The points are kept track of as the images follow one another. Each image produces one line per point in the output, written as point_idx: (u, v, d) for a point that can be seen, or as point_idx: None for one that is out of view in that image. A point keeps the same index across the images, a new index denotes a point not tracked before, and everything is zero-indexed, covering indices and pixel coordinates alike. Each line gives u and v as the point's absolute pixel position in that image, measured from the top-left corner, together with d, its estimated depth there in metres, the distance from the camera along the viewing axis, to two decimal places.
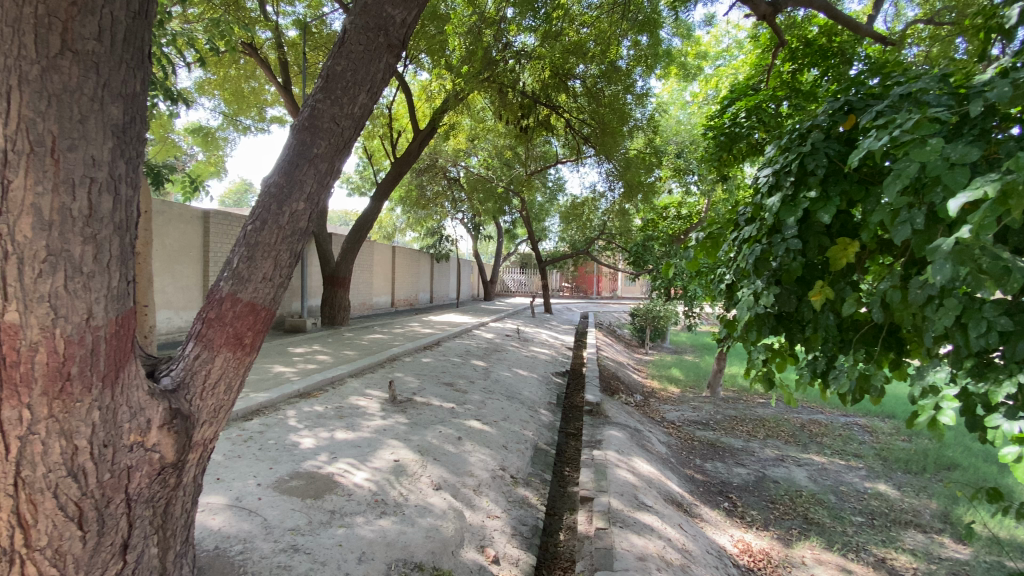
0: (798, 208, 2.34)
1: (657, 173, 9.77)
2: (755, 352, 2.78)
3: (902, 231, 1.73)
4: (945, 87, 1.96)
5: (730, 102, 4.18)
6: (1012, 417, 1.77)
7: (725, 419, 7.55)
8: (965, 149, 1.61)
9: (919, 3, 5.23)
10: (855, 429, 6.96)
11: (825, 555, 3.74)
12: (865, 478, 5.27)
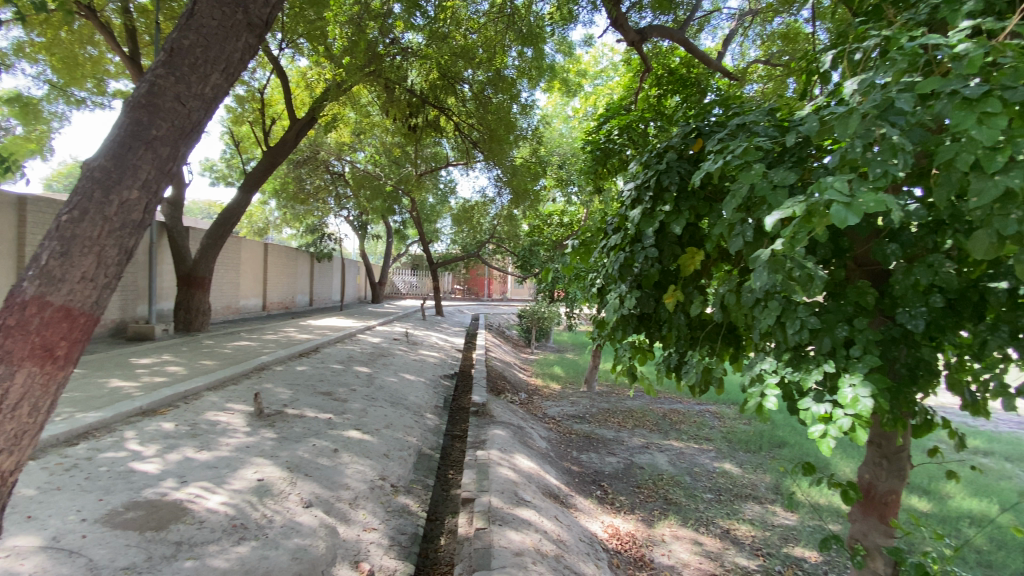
0: (656, 220, 2.60)
1: (543, 181, 10.19)
2: (621, 349, 3.02)
3: (737, 243, 2.00)
4: (771, 120, 2.31)
5: (605, 119, 4.31)
6: (818, 400, 2.09)
7: (600, 412, 8.10)
8: (784, 174, 1.89)
9: (758, 47, 6.09)
10: (707, 416, 7.88)
11: (681, 531, 4.17)
12: (713, 458, 6.00)
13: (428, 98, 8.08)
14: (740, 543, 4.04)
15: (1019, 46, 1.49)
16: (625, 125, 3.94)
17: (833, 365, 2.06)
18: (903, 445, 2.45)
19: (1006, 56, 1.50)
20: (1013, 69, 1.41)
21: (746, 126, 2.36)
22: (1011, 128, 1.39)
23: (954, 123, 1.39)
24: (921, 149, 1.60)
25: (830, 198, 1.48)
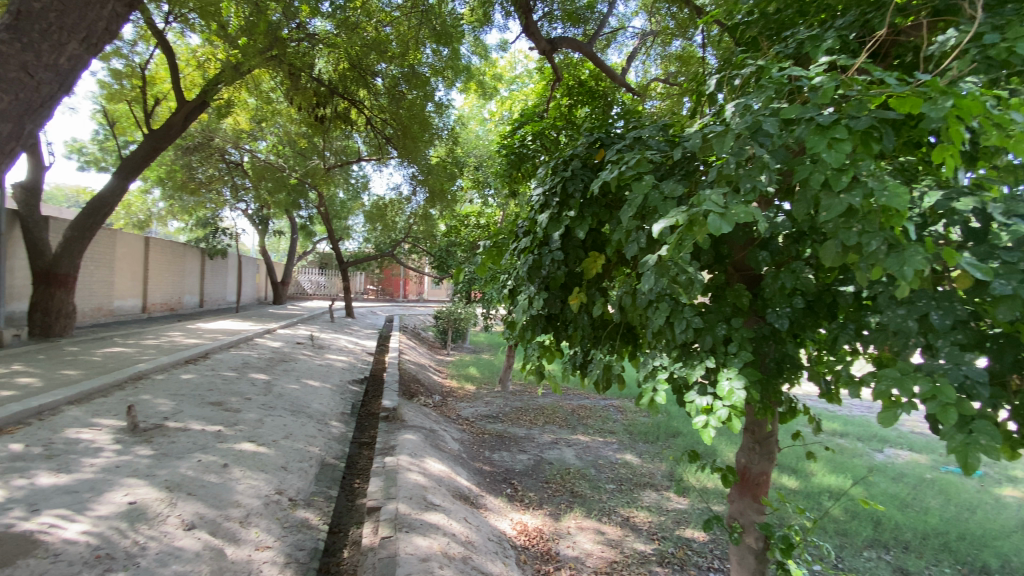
0: (562, 224, 2.69)
1: (459, 182, 10.16)
2: (530, 349, 3.09)
3: (631, 249, 2.14)
4: (663, 136, 2.49)
5: (520, 125, 4.47)
6: (701, 393, 2.30)
7: (512, 411, 8.23)
8: (673, 187, 2.05)
9: (657, 67, 6.55)
10: (612, 411, 8.31)
11: (585, 522, 4.36)
12: (616, 450, 6.34)
13: (337, 88, 7.65)
14: (638, 529, 4.30)
15: (859, 82, 1.74)
16: (538, 131, 4.06)
17: (713, 360, 2.27)
18: (772, 431, 2.75)
19: (849, 90, 1.74)
20: (856, 101, 1.64)
21: (642, 138, 2.52)
22: (853, 153, 1.62)
23: (809, 146, 1.59)
24: (785, 167, 1.81)
25: (707, 208, 1.62)
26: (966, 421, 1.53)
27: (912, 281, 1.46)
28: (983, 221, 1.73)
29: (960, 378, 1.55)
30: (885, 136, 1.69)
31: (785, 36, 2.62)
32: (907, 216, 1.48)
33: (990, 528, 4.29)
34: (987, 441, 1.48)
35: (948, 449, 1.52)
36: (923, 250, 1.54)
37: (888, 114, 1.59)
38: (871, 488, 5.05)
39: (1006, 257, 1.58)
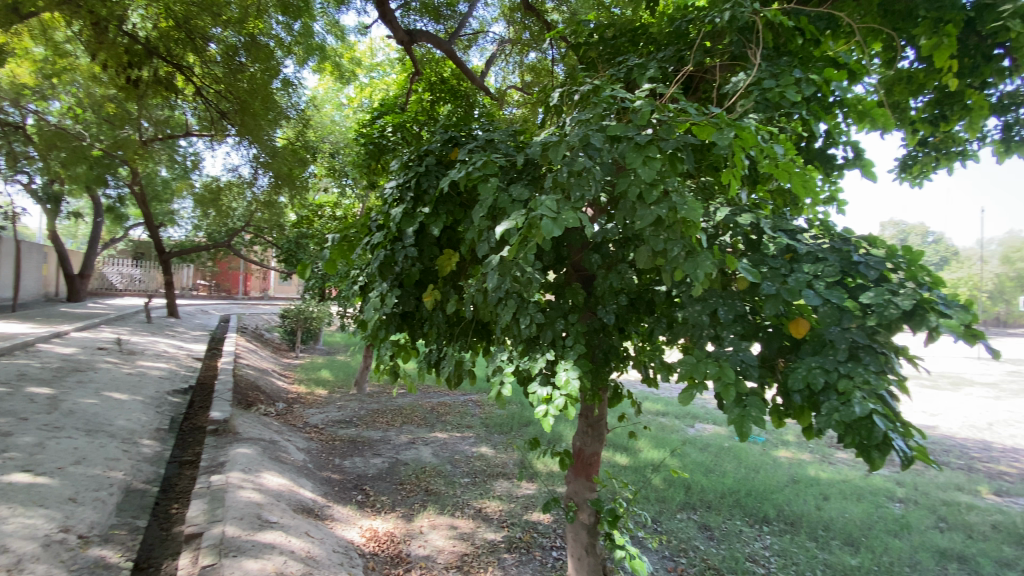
0: (415, 220, 2.64)
1: (312, 169, 9.41)
2: (383, 349, 2.99)
3: (481, 247, 2.19)
4: (513, 140, 2.59)
5: (380, 114, 4.27)
6: (543, 384, 2.45)
7: (367, 413, 7.89)
8: (521, 191, 2.14)
9: (516, 74, 6.80)
10: (469, 406, 8.46)
11: (438, 520, 4.37)
12: (472, 444, 6.47)
13: (156, 50, 6.44)
14: (489, 519, 4.45)
15: (671, 108, 2.01)
16: (398, 124, 3.89)
17: (553, 353, 2.44)
18: (602, 414, 3.04)
19: (662, 114, 1.99)
20: (666, 125, 1.89)
21: (493, 141, 2.60)
22: (663, 169, 1.86)
23: (629, 161, 1.79)
24: (612, 178, 2.01)
25: (542, 213, 1.74)
26: (742, 397, 1.86)
27: (703, 282, 1.73)
28: (758, 232, 2.11)
29: (738, 363, 1.88)
30: (688, 157, 1.97)
31: (619, 60, 2.91)
32: (700, 227, 1.75)
33: (767, 483, 5.31)
34: (756, 412, 1.82)
35: (729, 421, 1.84)
36: (712, 256, 1.84)
37: (690, 138, 1.86)
38: (686, 459, 5.90)
39: (771, 263, 1.95)
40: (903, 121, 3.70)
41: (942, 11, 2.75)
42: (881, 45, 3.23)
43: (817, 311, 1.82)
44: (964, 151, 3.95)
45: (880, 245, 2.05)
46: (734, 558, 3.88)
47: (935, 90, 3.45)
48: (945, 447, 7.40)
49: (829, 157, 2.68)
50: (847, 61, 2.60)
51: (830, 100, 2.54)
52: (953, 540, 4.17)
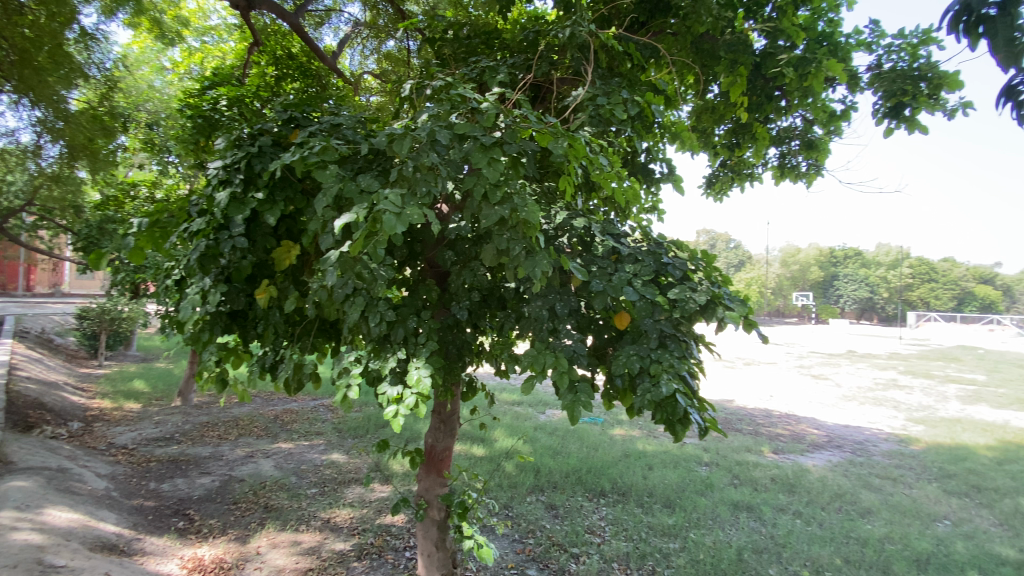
0: (245, 207, 2.35)
1: (121, 141, 7.90)
2: (206, 353, 2.63)
3: (323, 240, 2.03)
4: (360, 127, 2.46)
5: (212, 84, 3.65)
6: (392, 384, 2.38)
7: (195, 428, 6.92)
8: (368, 181, 2.03)
9: (373, 60, 6.49)
10: (319, 411, 7.92)
11: (278, 537, 4.02)
12: (322, 452, 6.06)
13: None
14: (338, 529, 4.22)
15: (514, 113, 2.09)
16: (235, 96, 3.31)
17: (403, 352, 2.39)
18: (454, 410, 3.09)
19: (506, 118, 2.07)
20: (510, 129, 1.96)
21: (337, 127, 2.45)
22: (506, 172, 1.93)
23: (474, 160, 1.82)
24: (459, 175, 2.02)
25: (384, 207, 1.68)
26: (574, 384, 2.02)
27: (540, 280, 1.83)
28: (591, 235, 2.32)
29: (571, 353, 2.05)
30: (529, 161, 2.08)
31: (471, 60, 2.94)
32: (540, 229, 1.84)
33: (605, 460, 5.89)
34: (586, 398, 1.99)
35: (563, 406, 1.98)
36: (551, 255, 1.96)
37: (531, 143, 1.96)
38: (537, 446, 6.27)
39: (600, 263, 2.15)
40: (709, 144, 4.37)
41: (736, 54, 3.30)
42: (693, 77, 3.77)
43: (635, 305, 2.06)
44: (752, 174, 4.80)
45: (684, 249, 2.41)
46: (576, 532, 4.23)
47: (732, 120, 4.13)
48: (739, 417, 8.99)
49: (649, 171, 3.05)
50: (665, 89, 2.98)
51: (652, 121, 2.88)
52: (743, 493, 5.08)
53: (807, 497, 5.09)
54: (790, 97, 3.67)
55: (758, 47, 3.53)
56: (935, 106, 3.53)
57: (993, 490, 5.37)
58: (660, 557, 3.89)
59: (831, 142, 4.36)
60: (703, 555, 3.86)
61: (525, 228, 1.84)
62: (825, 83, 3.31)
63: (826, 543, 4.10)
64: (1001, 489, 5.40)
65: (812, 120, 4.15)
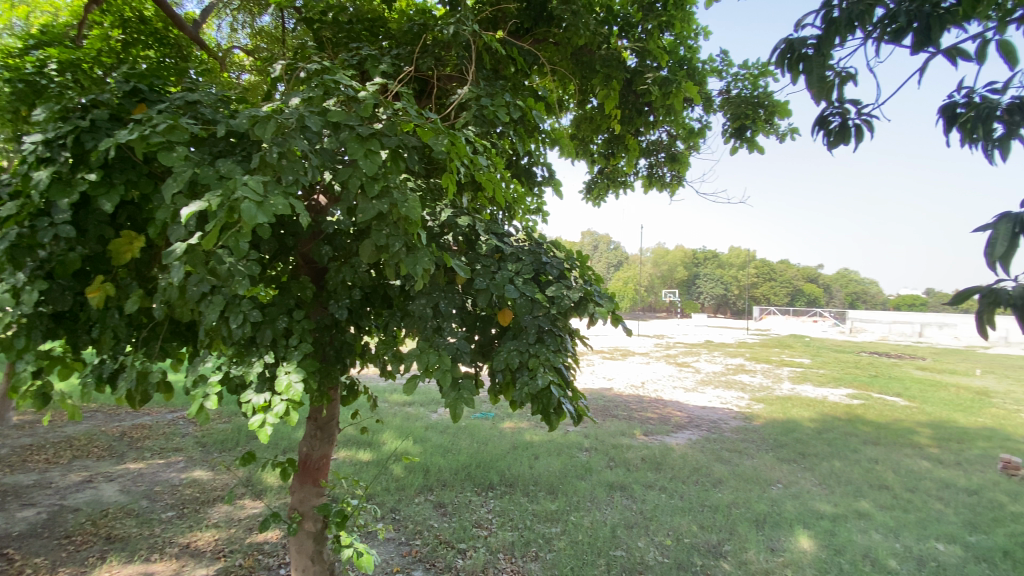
0: (71, 189, 2.00)
1: None
2: (20, 364, 2.20)
3: (174, 231, 1.79)
4: (221, 108, 2.23)
5: (33, 42, 3.02)
6: (259, 391, 2.19)
7: (10, 452, 5.76)
8: (230, 167, 1.84)
9: (245, 35, 5.90)
10: (179, 425, 7.05)
11: (124, 571, 3.52)
12: (182, 470, 5.40)
13: None
14: (201, 553, 3.80)
15: (395, 106, 2.05)
16: (65, 59, 2.77)
17: (272, 355, 2.21)
18: (332, 415, 2.97)
19: (386, 110, 2.01)
20: (389, 122, 1.90)
21: (193, 106, 2.20)
22: (385, 166, 1.87)
23: (350, 152, 1.75)
24: (335, 167, 1.92)
25: (243, 195, 1.54)
26: (457, 381, 2.00)
27: (420, 276, 1.80)
28: (475, 233, 2.34)
29: (453, 350, 2.03)
30: (410, 156, 2.05)
31: (352, 47, 2.81)
32: (420, 225, 1.81)
33: (494, 453, 6.02)
34: (469, 394, 1.97)
35: (445, 404, 1.95)
36: (432, 252, 1.94)
37: (411, 138, 1.93)
38: (427, 445, 6.21)
39: (483, 262, 2.19)
40: (588, 152, 4.68)
41: (610, 69, 3.55)
42: (574, 87, 3.99)
43: (516, 302, 2.12)
44: (625, 182, 5.22)
45: (562, 250, 2.55)
46: (463, 527, 4.26)
47: (608, 131, 4.46)
48: (616, 404, 9.74)
49: (532, 174, 3.18)
50: (545, 95, 3.11)
51: (533, 126, 2.99)
52: (618, 474, 5.51)
53: (671, 472, 5.68)
54: (657, 113, 4.05)
55: (630, 65, 3.83)
56: (768, 130, 4.13)
57: (811, 455, 6.45)
58: (543, 542, 4.07)
59: (690, 156, 4.91)
60: (582, 536, 4.12)
61: (405, 224, 1.80)
62: (684, 102, 3.70)
63: (686, 513, 4.61)
64: (817, 453, 6.50)
65: (675, 135, 4.63)
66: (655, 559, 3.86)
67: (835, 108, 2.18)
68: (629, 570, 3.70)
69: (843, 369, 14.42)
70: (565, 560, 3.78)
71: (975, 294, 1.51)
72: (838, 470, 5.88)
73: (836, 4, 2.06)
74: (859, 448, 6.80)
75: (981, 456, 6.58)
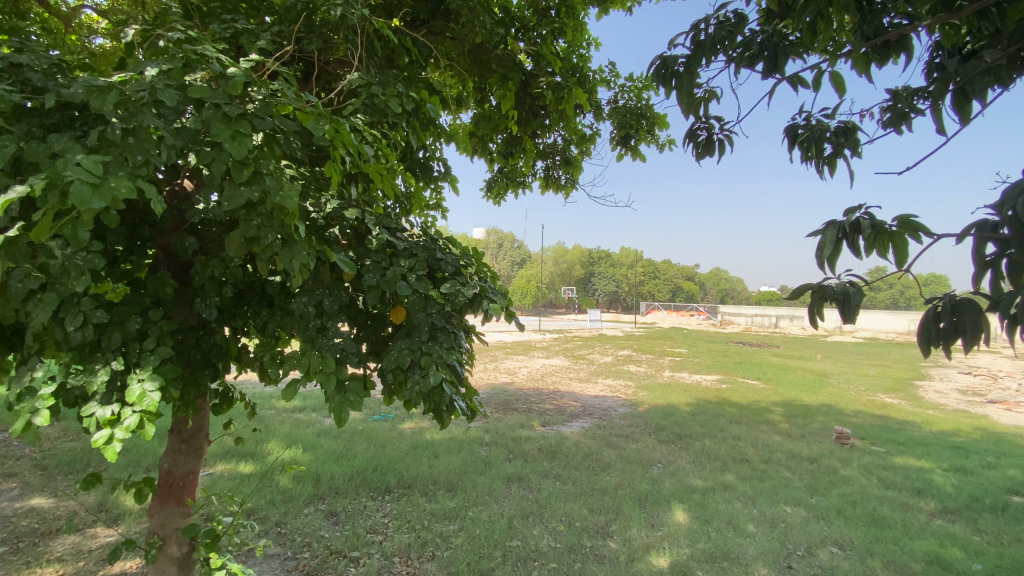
0: None
1: None
2: None
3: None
4: (55, 72, 1.89)
5: None
6: (105, 403, 1.89)
7: None
8: (65, 143, 1.57)
9: None
10: (8, 446, 5.91)
11: None
12: (13, 499, 4.54)
13: None
14: None
15: (270, 86, 1.88)
16: None
17: (122, 361, 1.92)
18: (199, 426, 2.76)
19: (259, 90, 1.84)
20: (262, 103, 1.75)
21: (16, 68, 1.84)
22: (257, 151, 1.72)
23: (213, 132, 1.57)
24: (198, 149, 1.72)
25: (75, 177, 1.33)
26: (343, 384, 1.89)
27: (298, 272, 1.68)
28: (364, 227, 2.23)
29: (338, 351, 1.93)
30: (288, 141, 1.90)
31: (225, 18, 2.54)
32: (298, 216, 1.68)
33: (391, 456, 5.84)
34: (356, 397, 1.88)
35: (329, 408, 1.84)
36: (313, 246, 1.81)
37: (289, 122, 1.79)
38: (318, 452, 5.85)
39: (372, 256, 2.09)
40: (487, 150, 4.71)
41: (506, 70, 3.62)
42: (473, 85, 4.01)
43: (407, 299, 2.05)
44: (523, 183, 5.34)
45: (457, 245, 2.52)
46: (357, 534, 4.09)
47: (507, 131, 4.53)
48: (516, 397, 9.98)
49: (428, 168, 3.12)
50: (440, 90, 3.06)
51: (428, 119, 2.92)
52: (516, 466, 5.64)
53: (566, 460, 5.95)
54: (552, 117, 4.19)
55: (526, 68, 3.91)
56: (649, 140, 4.50)
57: (687, 436, 7.12)
58: (440, 541, 4.04)
59: (583, 161, 5.15)
60: (479, 530, 4.16)
61: (280, 215, 1.66)
62: (575, 108, 3.89)
63: (578, 497, 4.86)
64: (692, 434, 7.20)
65: (569, 140, 4.83)
66: (549, 545, 4.01)
67: (702, 123, 2.45)
68: (524, 559, 3.80)
69: (714, 358, 16.13)
70: (462, 556, 3.79)
71: (809, 291, 1.76)
72: (708, 448, 6.56)
73: (702, 28, 2.30)
74: (726, 427, 7.65)
75: (819, 429, 7.74)
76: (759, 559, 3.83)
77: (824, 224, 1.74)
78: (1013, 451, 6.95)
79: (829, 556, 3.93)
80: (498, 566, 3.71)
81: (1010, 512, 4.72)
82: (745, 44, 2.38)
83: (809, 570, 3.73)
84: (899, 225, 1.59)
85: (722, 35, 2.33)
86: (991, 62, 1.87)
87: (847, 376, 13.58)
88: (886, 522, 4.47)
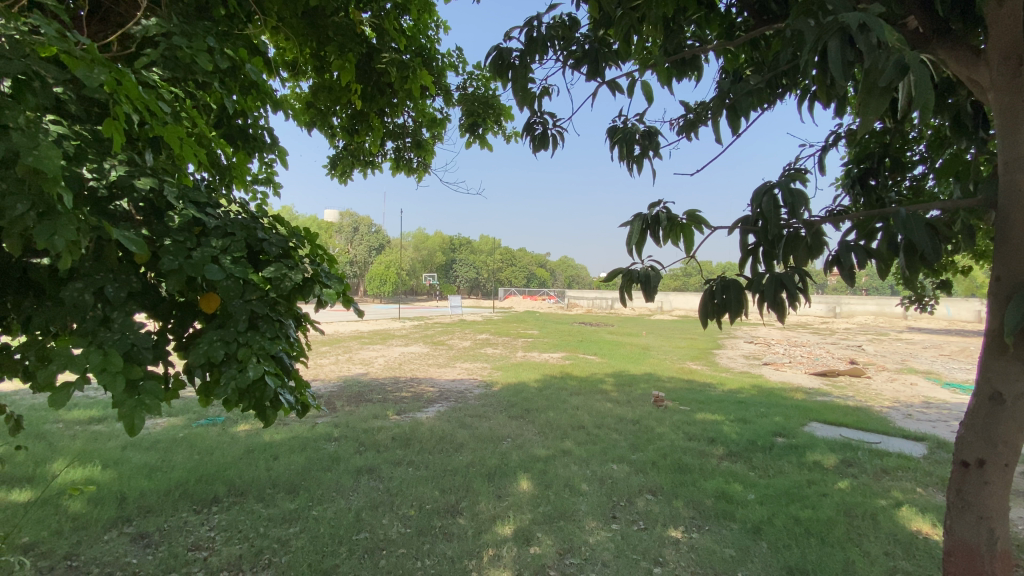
0: None
1: None
2: None
3: None
4: None
5: None
6: None
7: None
8: None
9: None
10: None
11: None
12: None
13: None
14: None
15: (22, 18, 1.50)
16: None
17: None
18: None
19: (6, 23, 1.46)
20: (9, 41, 1.39)
21: None
22: (4, 99, 1.36)
23: None
24: None
25: None
26: (136, 385, 1.63)
27: (65, 252, 1.37)
28: (162, 200, 1.92)
29: (127, 346, 1.64)
30: (50, 89, 1.53)
31: None
32: (63, 183, 1.37)
33: (220, 463, 5.21)
34: (152, 399, 1.63)
35: (117, 415, 1.56)
36: (86, 221, 1.49)
37: (50, 67, 1.45)
38: (124, 468, 4.96)
39: (174, 235, 1.81)
40: (329, 124, 4.40)
41: (346, 40, 3.38)
42: (310, 52, 3.69)
43: (220, 284, 1.83)
44: (371, 163, 5.13)
45: (285, 225, 2.31)
46: (173, 555, 3.58)
47: (351, 106, 4.27)
48: (370, 388, 9.63)
49: (252, 137, 2.80)
50: (266, 52, 2.74)
51: (250, 81, 2.62)
52: (367, 458, 5.47)
53: (418, 445, 5.94)
54: (398, 96, 4.10)
55: (370, 40, 3.74)
56: (496, 129, 4.66)
57: (535, 410, 7.65)
58: (278, 546, 3.74)
59: (434, 145, 5.12)
60: (323, 529, 3.96)
61: (37, 181, 1.34)
62: (420, 89, 3.86)
63: (430, 480, 4.90)
64: (540, 408, 7.74)
65: (419, 122, 4.73)
66: (398, 532, 3.97)
67: (537, 117, 2.63)
68: (371, 549, 3.73)
69: (561, 338, 17.52)
70: (303, 558, 3.56)
71: (619, 275, 1.99)
72: (552, 420, 7.12)
73: (536, 26, 2.46)
74: (568, 399, 8.37)
75: (641, 394, 8.92)
76: (590, 514, 4.29)
77: (632, 217, 1.97)
78: (776, 401, 8.84)
79: (645, 502, 4.57)
80: (343, 561, 3.57)
81: (774, 449, 6.01)
82: (575, 44, 2.58)
83: (629, 517, 4.30)
84: (687, 219, 1.88)
85: (554, 34, 2.50)
86: (754, 85, 2.35)
87: (664, 348, 15.85)
88: (688, 468, 5.35)
